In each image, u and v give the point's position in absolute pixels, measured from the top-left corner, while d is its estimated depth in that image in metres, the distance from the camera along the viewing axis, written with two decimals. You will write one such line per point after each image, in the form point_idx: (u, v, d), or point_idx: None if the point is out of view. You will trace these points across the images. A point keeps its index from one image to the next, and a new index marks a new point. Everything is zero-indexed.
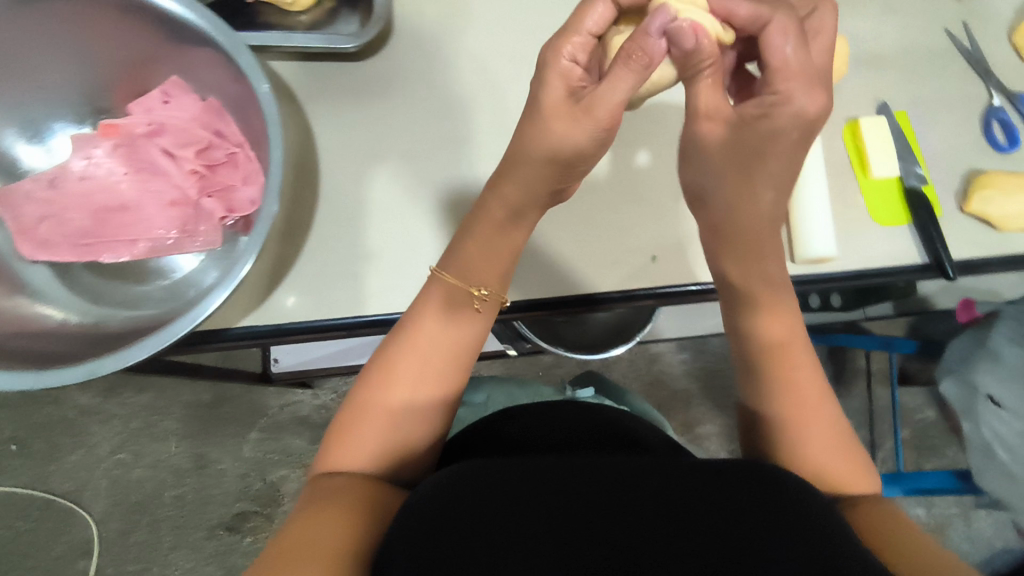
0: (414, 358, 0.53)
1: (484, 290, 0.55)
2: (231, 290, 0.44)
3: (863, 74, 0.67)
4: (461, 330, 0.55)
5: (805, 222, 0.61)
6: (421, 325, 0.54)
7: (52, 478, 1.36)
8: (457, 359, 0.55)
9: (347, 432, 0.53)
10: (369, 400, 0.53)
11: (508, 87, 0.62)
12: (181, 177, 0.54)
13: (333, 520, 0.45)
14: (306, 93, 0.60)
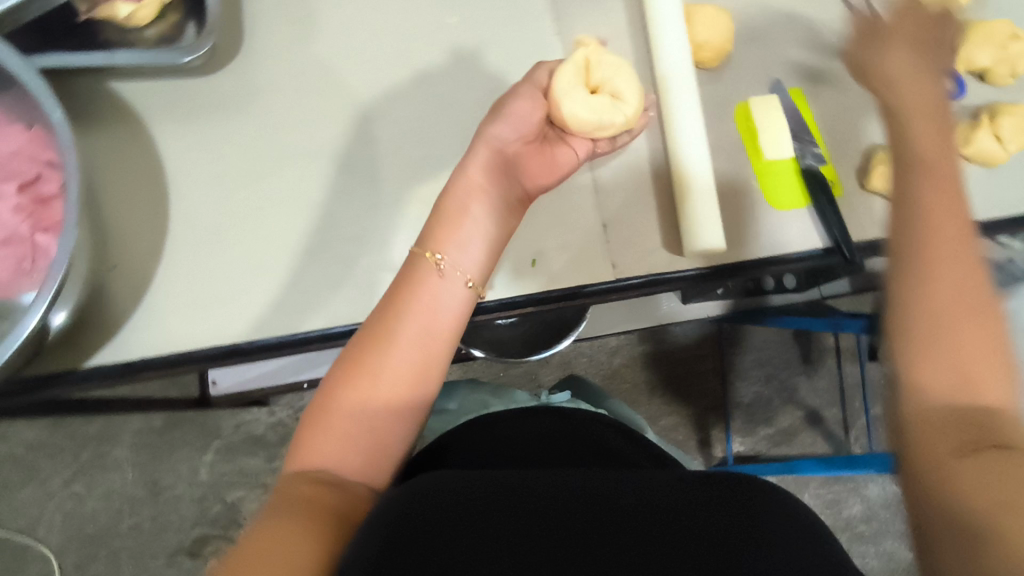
0: (393, 353, 0.48)
1: (441, 254, 0.51)
2: (45, 305, 0.42)
3: (752, 50, 0.63)
4: (442, 319, 0.50)
5: (696, 214, 0.57)
6: (398, 313, 0.49)
7: (6, 515, 1.34)
8: (437, 353, 0.50)
9: (314, 433, 0.47)
10: (337, 399, 0.47)
11: (369, 92, 0.59)
12: (8, 214, 0.50)
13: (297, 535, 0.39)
14: (151, 113, 0.56)
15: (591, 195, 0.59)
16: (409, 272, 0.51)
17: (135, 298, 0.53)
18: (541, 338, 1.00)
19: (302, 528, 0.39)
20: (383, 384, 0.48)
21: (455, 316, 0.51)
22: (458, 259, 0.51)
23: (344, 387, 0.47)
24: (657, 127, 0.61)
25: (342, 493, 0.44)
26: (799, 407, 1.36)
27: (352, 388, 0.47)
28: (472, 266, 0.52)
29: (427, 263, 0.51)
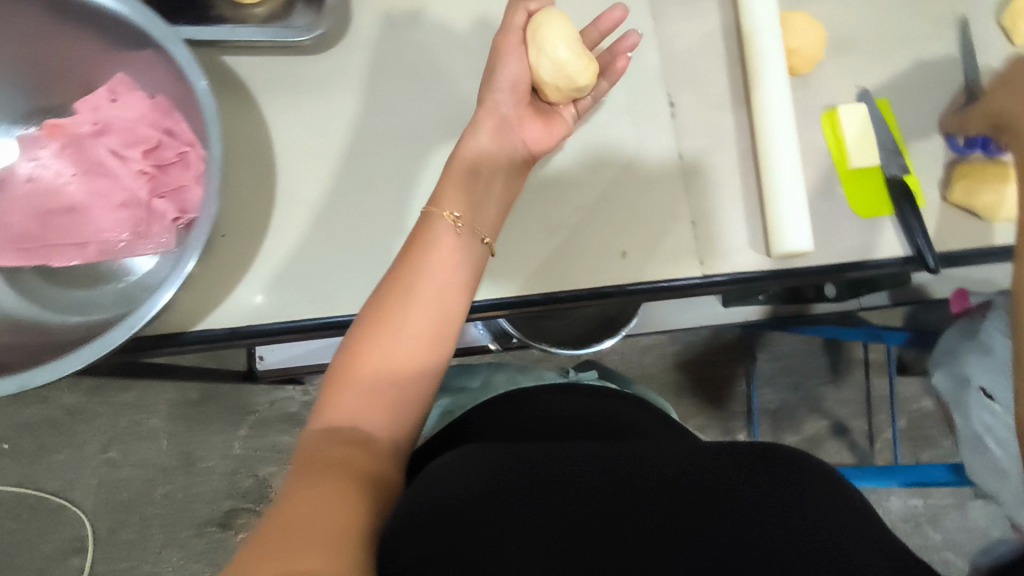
0: (414, 309, 0.48)
1: (457, 214, 0.51)
2: (178, 286, 0.42)
3: (841, 60, 0.64)
4: (460, 275, 0.50)
5: (784, 217, 0.58)
6: (416, 271, 0.48)
7: (41, 477, 1.29)
8: (456, 310, 0.50)
9: (338, 391, 0.46)
10: (359, 359, 0.46)
11: (465, 82, 0.60)
12: (130, 178, 0.52)
13: (331, 498, 0.39)
14: (259, 86, 0.58)
15: (683, 194, 0.61)
16: (423, 227, 0.51)
17: (240, 266, 0.55)
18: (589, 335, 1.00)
19: (339, 494, 0.39)
20: (406, 341, 0.47)
21: (470, 273, 0.51)
22: (476, 216, 0.52)
23: (367, 347, 0.46)
24: (745, 129, 0.62)
25: (371, 455, 0.44)
26: (825, 416, 1.36)
27: (373, 343, 0.46)
28: (484, 224, 0.53)
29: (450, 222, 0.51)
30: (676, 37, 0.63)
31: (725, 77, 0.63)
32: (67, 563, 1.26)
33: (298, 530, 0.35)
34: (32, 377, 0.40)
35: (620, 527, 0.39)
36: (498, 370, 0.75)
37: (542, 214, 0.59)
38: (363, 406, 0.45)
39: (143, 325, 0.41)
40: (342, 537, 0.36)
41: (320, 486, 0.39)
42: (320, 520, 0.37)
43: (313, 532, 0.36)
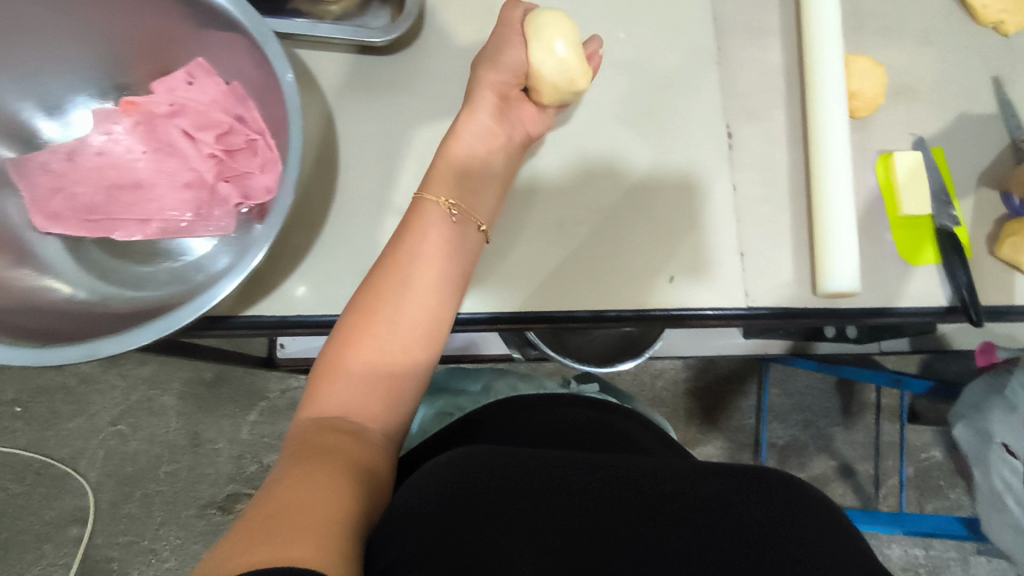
0: (406, 300, 0.49)
1: (452, 200, 0.53)
2: (242, 277, 0.43)
3: (897, 107, 0.65)
4: (455, 267, 0.52)
5: (835, 259, 0.58)
6: (409, 265, 0.50)
7: (50, 443, 1.22)
8: (448, 304, 0.51)
9: (329, 379, 0.47)
10: (350, 352, 0.47)
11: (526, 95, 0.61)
12: (199, 160, 0.53)
13: (323, 480, 0.40)
14: (329, 83, 0.59)
15: (733, 224, 0.61)
16: (415, 221, 0.52)
17: (294, 257, 0.55)
18: (607, 357, 0.99)
19: (329, 478, 0.40)
20: (397, 333, 0.48)
21: (463, 266, 0.52)
22: (470, 203, 0.54)
23: (358, 339, 0.48)
24: (800, 166, 0.63)
25: (360, 441, 0.45)
26: (833, 457, 1.33)
27: (364, 329, 0.48)
28: (480, 211, 0.55)
29: (444, 210, 0.53)
30: (739, 71, 0.64)
31: (784, 113, 0.64)
32: (66, 532, 1.19)
33: (290, 514, 0.36)
34: (98, 346, 0.41)
35: (604, 533, 0.40)
36: (499, 376, 0.75)
37: (564, 226, 0.60)
38: (352, 392, 0.47)
39: (207, 311, 0.42)
40: (334, 519, 0.37)
41: (310, 472, 0.40)
42: (313, 505, 0.37)
43: (305, 515, 0.36)
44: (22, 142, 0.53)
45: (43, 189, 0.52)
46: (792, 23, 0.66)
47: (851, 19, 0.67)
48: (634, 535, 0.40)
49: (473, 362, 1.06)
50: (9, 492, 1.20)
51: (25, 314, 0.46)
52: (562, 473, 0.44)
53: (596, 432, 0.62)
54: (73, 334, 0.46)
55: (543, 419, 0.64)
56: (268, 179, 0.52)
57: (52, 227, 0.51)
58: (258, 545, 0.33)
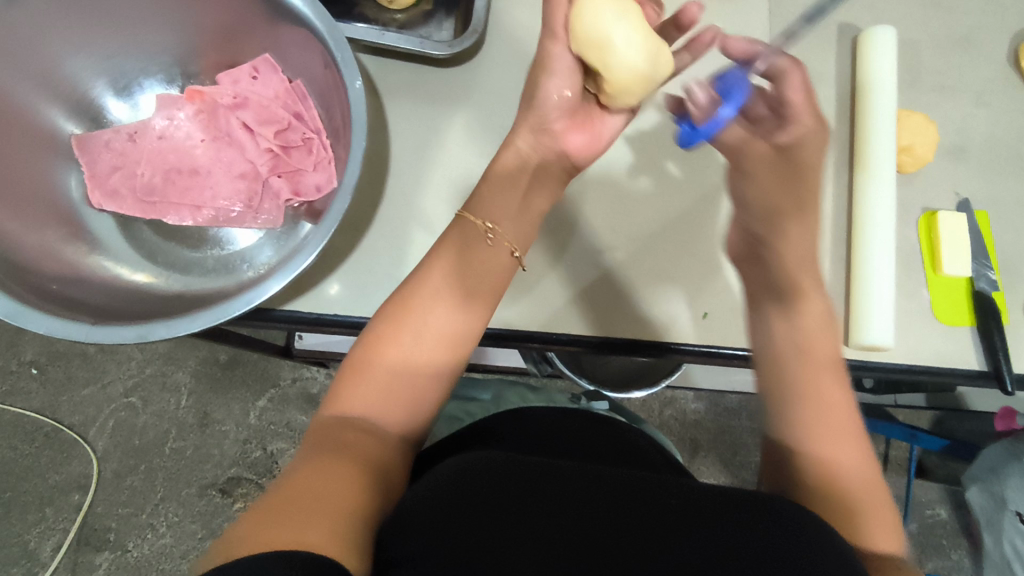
0: (437, 312, 0.48)
1: (491, 224, 0.50)
2: (291, 277, 0.44)
3: (943, 165, 0.65)
4: (486, 287, 0.50)
5: (871, 311, 0.58)
6: (447, 270, 0.49)
7: (63, 408, 1.23)
8: (480, 320, 0.50)
9: (357, 379, 0.47)
10: (379, 357, 0.47)
11: None
12: (255, 153, 0.55)
13: (337, 479, 0.40)
14: (387, 89, 0.60)
15: None
16: (453, 233, 0.51)
17: (335, 257, 0.56)
18: (628, 378, 0.97)
19: (343, 480, 0.40)
20: (426, 344, 0.48)
21: (494, 288, 0.50)
22: (505, 227, 0.51)
23: (385, 344, 0.47)
24: (842, 215, 0.63)
25: (379, 444, 0.45)
26: None
27: (395, 334, 0.47)
28: (518, 235, 0.52)
29: (479, 232, 0.50)
30: None
31: (832, 161, 0.64)
32: (67, 498, 1.20)
33: (306, 501, 0.37)
34: (151, 330, 0.42)
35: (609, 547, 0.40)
36: (509, 387, 0.74)
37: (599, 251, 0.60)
38: (378, 395, 0.46)
39: (255, 305, 0.44)
40: (347, 511, 0.38)
41: (328, 468, 0.41)
42: (324, 498, 0.38)
43: (320, 504, 0.37)
44: (89, 119, 0.55)
45: (103, 167, 0.54)
46: (847, 72, 0.66)
47: (907, 74, 0.67)
48: (642, 552, 0.40)
49: (486, 371, 1.06)
50: (18, 452, 1.21)
51: (77, 289, 0.48)
52: (566, 483, 0.45)
53: (608, 447, 0.62)
54: (120, 312, 0.47)
55: (555, 429, 0.64)
56: (320, 178, 0.53)
57: (107, 204, 0.53)
58: (269, 532, 0.33)
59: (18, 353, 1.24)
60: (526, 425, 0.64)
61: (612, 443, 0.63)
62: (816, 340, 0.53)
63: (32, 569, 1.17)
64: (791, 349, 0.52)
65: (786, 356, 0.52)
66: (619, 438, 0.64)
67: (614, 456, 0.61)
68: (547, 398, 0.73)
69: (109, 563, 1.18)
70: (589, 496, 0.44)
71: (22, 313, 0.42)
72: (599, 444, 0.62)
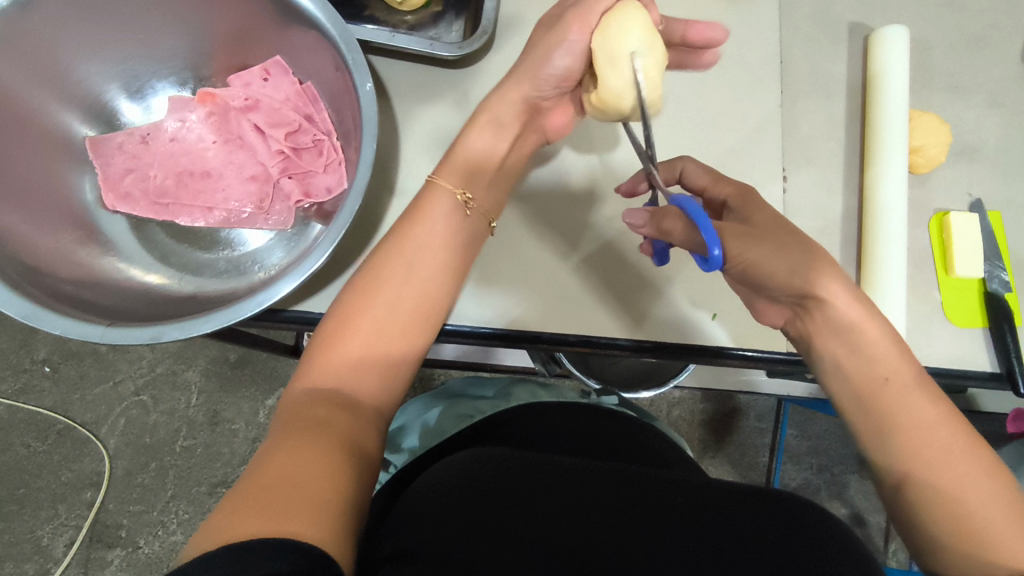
0: (406, 288, 0.49)
1: (469, 194, 0.52)
2: (300, 278, 0.44)
3: (955, 166, 0.65)
4: (458, 260, 0.52)
5: (883, 314, 0.57)
6: (416, 243, 0.50)
7: (75, 406, 1.25)
8: (447, 295, 0.51)
9: (327, 355, 0.46)
10: (347, 334, 0.47)
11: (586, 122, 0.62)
12: (267, 155, 0.55)
13: (314, 458, 0.39)
14: (398, 91, 0.60)
15: None
16: (421, 211, 0.51)
17: (345, 258, 0.57)
18: (637, 378, 0.97)
19: (318, 458, 0.39)
20: (396, 319, 0.48)
21: (465, 263, 0.53)
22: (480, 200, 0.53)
23: (355, 319, 0.47)
24: (853, 217, 0.63)
25: (354, 417, 0.44)
26: (844, 504, 1.26)
27: (365, 308, 0.47)
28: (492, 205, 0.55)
29: (461, 204, 0.52)
30: (802, 116, 0.65)
31: (841, 162, 0.64)
32: (80, 495, 1.21)
33: (284, 490, 0.36)
34: (163, 331, 0.42)
35: (598, 542, 0.40)
36: (517, 384, 0.74)
37: (608, 251, 0.60)
38: (349, 368, 0.46)
39: (266, 307, 0.44)
40: (329, 495, 0.37)
41: (302, 448, 0.40)
42: (303, 481, 0.37)
43: (298, 491, 0.37)
44: (103, 123, 0.56)
45: (117, 169, 0.54)
46: (858, 72, 0.66)
47: (919, 74, 0.67)
48: (627, 547, 0.40)
49: (494, 371, 1.06)
50: (32, 449, 1.22)
51: (91, 291, 0.48)
52: (557, 484, 0.46)
53: (588, 434, 0.63)
54: (134, 313, 0.48)
55: (530, 421, 0.65)
56: (331, 179, 0.53)
57: (120, 206, 0.53)
58: (249, 522, 0.33)
59: (32, 352, 1.26)
60: (527, 419, 0.65)
61: (612, 436, 0.63)
62: (881, 356, 0.46)
63: (45, 565, 1.18)
64: (856, 375, 0.46)
65: (841, 371, 0.47)
66: (598, 424, 0.65)
67: (593, 450, 0.61)
68: (557, 395, 0.72)
69: (121, 560, 1.19)
70: (582, 498, 0.44)
71: (38, 314, 0.42)
72: (597, 437, 0.63)
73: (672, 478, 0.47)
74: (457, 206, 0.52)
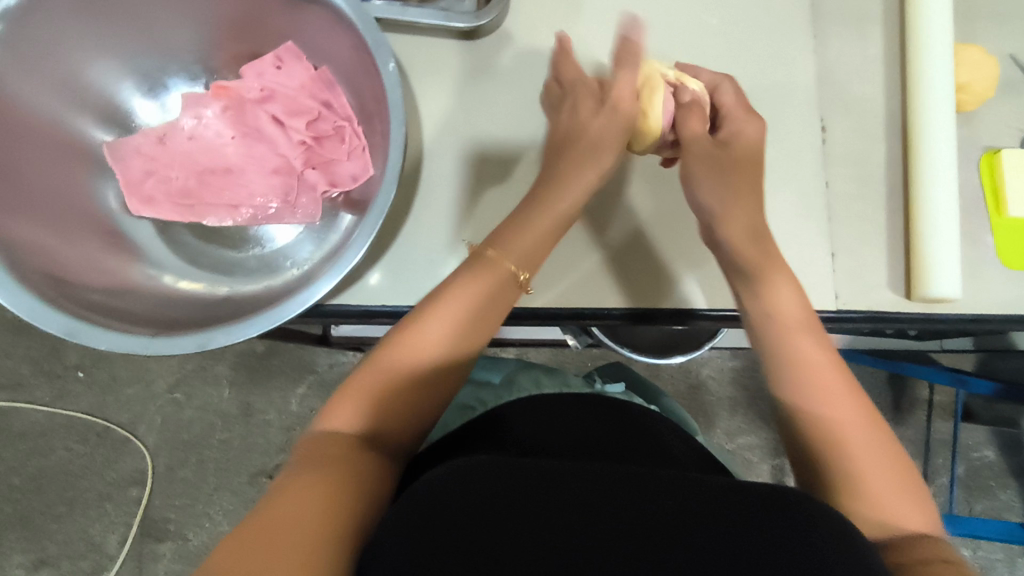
0: (424, 324, 0.50)
1: (491, 249, 0.52)
2: (340, 278, 0.42)
3: (1004, 100, 0.61)
4: (484, 312, 0.51)
5: (937, 260, 0.55)
6: (441, 292, 0.51)
7: (111, 408, 1.26)
8: (466, 330, 0.51)
9: (349, 400, 0.49)
10: (366, 379, 0.49)
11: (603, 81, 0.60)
12: (289, 146, 0.53)
13: (308, 501, 0.41)
14: (416, 69, 0.58)
15: (828, 224, 0.58)
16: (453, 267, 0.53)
17: (376, 247, 0.56)
18: (666, 346, 0.95)
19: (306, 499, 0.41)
20: (415, 364, 0.50)
21: (493, 310, 0.52)
22: (508, 250, 0.52)
23: (375, 368, 0.50)
24: (897, 164, 0.60)
25: (363, 456, 0.46)
26: None
27: (386, 358, 0.50)
28: (520, 260, 0.52)
29: (483, 257, 0.52)
30: (840, 60, 0.61)
31: (884, 106, 0.61)
32: (125, 493, 1.23)
33: (269, 530, 0.38)
34: (210, 338, 0.41)
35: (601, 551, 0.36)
36: (524, 369, 0.73)
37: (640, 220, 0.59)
38: (366, 413, 0.48)
39: (310, 306, 0.42)
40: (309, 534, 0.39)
41: (304, 489, 0.42)
42: (285, 520, 0.39)
43: (283, 530, 0.38)
44: (119, 127, 0.54)
45: (136, 172, 0.53)
46: (894, 8, 0.62)
47: (962, 4, 0.63)
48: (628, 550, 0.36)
49: (521, 345, 1.05)
50: (74, 452, 1.24)
51: (129, 300, 0.47)
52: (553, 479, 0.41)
53: (617, 425, 0.61)
54: (173, 320, 0.47)
55: (550, 414, 0.62)
56: (355, 167, 0.52)
57: (144, 210, 0.52)
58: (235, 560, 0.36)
59: (63, 357, 1.27)
60: (553, 406, 0.63)
61: (639, 432, 0.60)
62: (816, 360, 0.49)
63: (100, 562, 1.21)
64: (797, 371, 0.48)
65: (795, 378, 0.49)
66: (623, 417, 0.62)
67: (619, 440, 0.59)
68: (562, 381, 0.71)
69: (172, 552, 1.22)
70: (585, 494, 0.40)
71: (82, 329, 0.42)
72: (626, 429, 0.60)
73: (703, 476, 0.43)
74: (479, 260, 0.52)
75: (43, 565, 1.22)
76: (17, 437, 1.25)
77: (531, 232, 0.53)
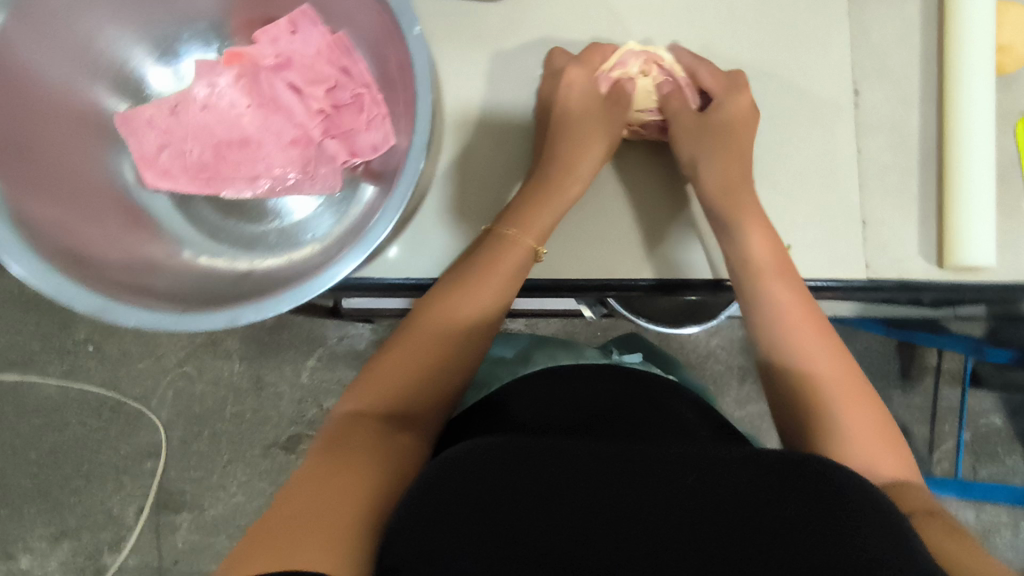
0: (451, 301, 0.52)
1: (510, 228, 0.54)
2: (368, 253, 0.41)
3: None
4: (505, 285, 0.53)
5: (971, 228, 0.54)
6: (465, 271, 0.53)
7: (123, 382, 1.26)
8: (485, 300, 0.53)
9: (371, 382, 0.50)
10: (389, 361, 0.51)
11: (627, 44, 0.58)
12: (306, 115, 0.51)
13: (331, 488, 0.41)
14: (435, 34, 0.57)
15: (858, 191, 0.57)
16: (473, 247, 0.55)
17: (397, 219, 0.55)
18: (679, 316, 0.95)
19: (331, 484, 0.41)
20: (442, 340, 0.51)
21: (515, 285, 0.54)
22: (526, 227, 0.54)
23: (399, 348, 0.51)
24: (932, 128, 0.58)
25: (389, 435, 0.47)
26: None
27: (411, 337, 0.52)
28: (537, 235, 0.54)
29: (500, 236, 0.54)
30: (876, 21, 0.59)
31: (919, 68, 0.59)
32: (141, 467, 1.24)
33: (294, 519, 0.39)
34: (241, 313, 0.41)
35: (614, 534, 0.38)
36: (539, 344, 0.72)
37: (664, 189, 0.57)
38: (394, 389, 0.50)
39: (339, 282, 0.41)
40: (338, 517, 0.39)
41: (332, 472, 0.42)
42: (310, 507, 0.40)
43: (310, 517, 0.39)
44: (132, 95, 0.52)
45: (150, 146, 0.51)
46: None
47: None
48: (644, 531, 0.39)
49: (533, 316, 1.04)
50: (88, 427, 1.25)
51: (153, 275, 0.47)
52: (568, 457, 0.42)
53: (625, 394, 0.61)
54: (199, 295, 0.46)
55: (560, 386, 0.62)
56: (376, 136, 0.50)
57: (162, 182, 0.51)
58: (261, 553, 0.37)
59: (72, 333, 1.26)
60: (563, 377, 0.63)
61: (650, 401, 0.61)
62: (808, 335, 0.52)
63: (118, 533, 1.23)
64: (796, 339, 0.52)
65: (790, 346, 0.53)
66: (633, 387, 0.63)
67: (630, 407, 0.59)
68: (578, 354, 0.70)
69: (190, 523, 1.23)
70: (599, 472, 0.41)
71: (110, 306, 0.41)
72: (635, 398, 0.60)
73: (720, 449, 0.44)
74: (498, 239, 0.54)
75: (63, 537, 1.23)
76: (31, 412, 1.25)
77: (547, 209, 0.55)
